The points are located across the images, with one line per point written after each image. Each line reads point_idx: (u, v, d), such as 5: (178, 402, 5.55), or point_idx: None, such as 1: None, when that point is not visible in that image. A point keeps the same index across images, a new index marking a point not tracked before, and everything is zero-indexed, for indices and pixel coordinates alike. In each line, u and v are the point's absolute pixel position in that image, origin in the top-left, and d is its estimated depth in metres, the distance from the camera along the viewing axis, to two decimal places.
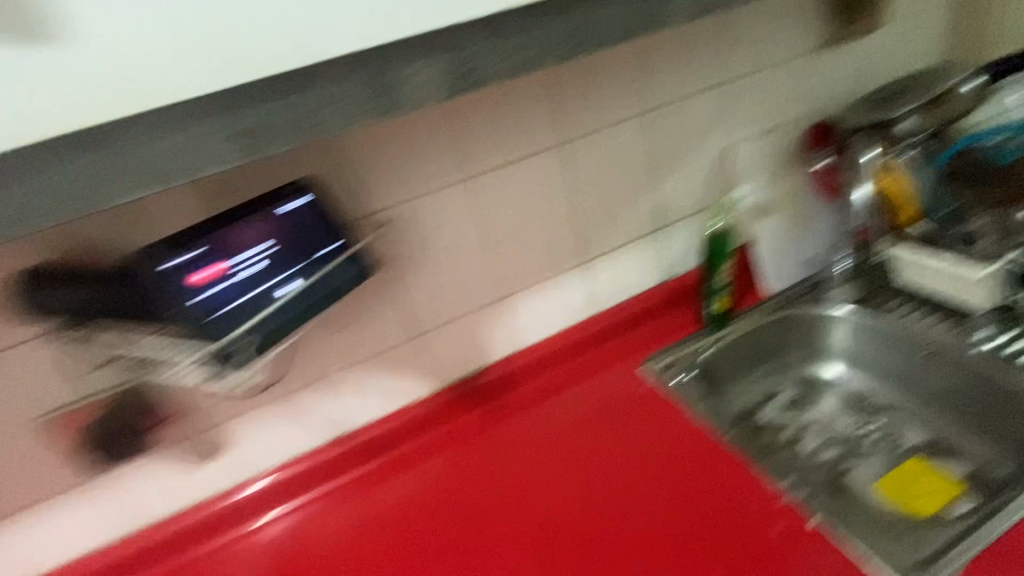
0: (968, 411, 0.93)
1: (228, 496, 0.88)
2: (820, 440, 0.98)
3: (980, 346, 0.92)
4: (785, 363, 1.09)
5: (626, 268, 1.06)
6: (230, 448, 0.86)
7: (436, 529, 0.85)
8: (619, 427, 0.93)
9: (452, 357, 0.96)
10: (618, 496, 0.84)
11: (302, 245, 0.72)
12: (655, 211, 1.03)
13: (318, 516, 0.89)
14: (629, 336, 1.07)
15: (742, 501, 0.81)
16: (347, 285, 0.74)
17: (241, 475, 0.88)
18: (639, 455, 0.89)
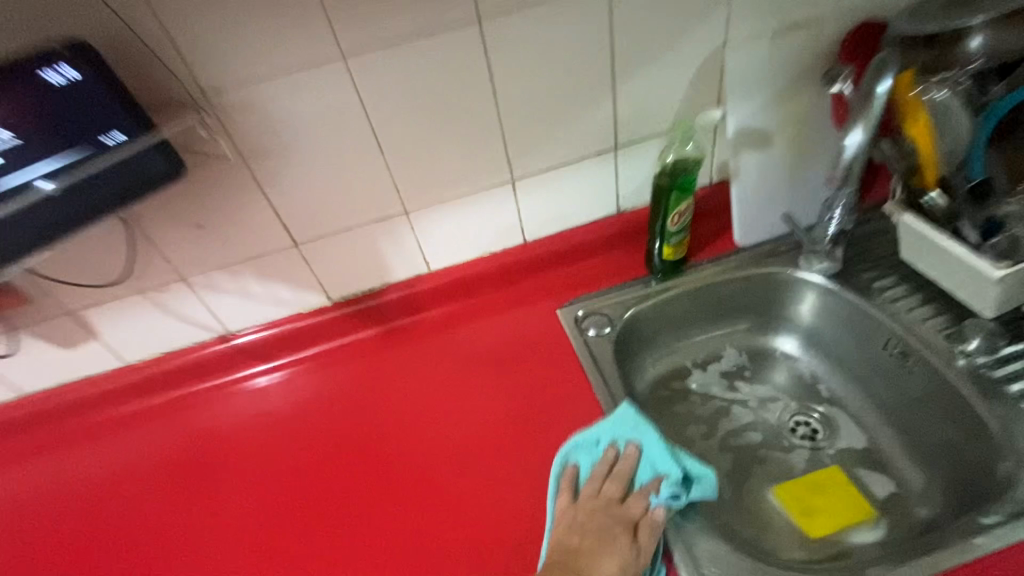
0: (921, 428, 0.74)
1: (110, 377, 0.89)
2: (743, 422, 0.86)
3: (967, 357, 0.70)
4: (737, 328, 0.94)
5: (569, 190, 0.90)
6: (98, 334, 0.85)
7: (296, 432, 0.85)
8: (506, 373, 0.86)
9: (352, 265, 0.88)
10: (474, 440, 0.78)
11: (84, 134, 0.55)
12: (611, 123, 0.83)
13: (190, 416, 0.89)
14: (562, 269, 0.96)
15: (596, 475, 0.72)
16: (148, 182, 0.59)
17: (121, 360, 0.89)
18: (515, 390, 0.84)
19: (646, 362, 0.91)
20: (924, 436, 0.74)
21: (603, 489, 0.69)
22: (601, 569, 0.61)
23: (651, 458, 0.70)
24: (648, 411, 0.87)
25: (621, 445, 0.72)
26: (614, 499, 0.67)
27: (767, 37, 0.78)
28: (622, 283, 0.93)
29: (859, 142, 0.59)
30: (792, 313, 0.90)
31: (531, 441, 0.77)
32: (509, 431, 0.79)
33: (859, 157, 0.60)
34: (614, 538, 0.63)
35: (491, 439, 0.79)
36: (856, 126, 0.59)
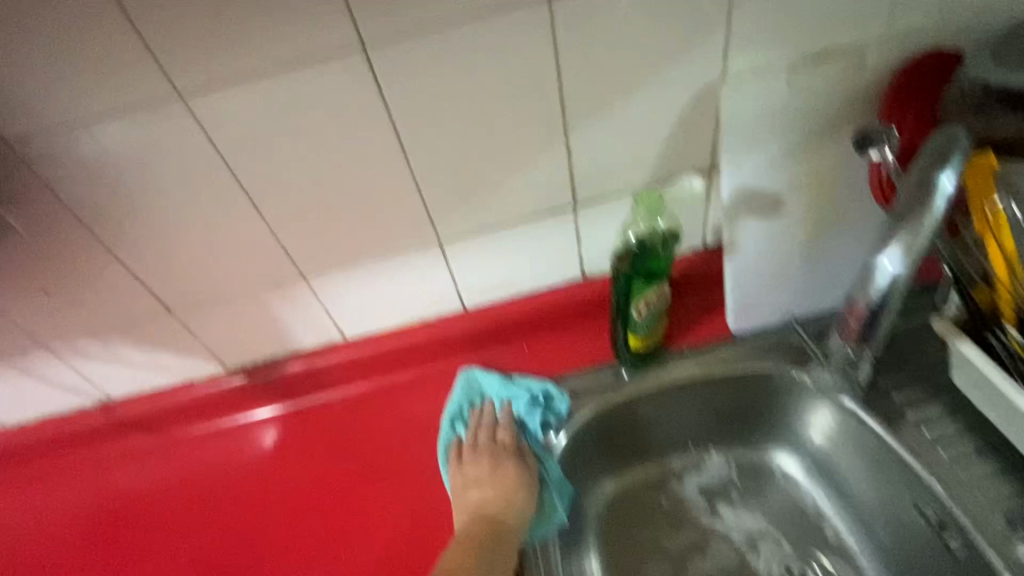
0: None
1: None
2: (721, 568, 0.68)
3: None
4: (725, 435, 0.73)
5: (519, 253, 0.71)
6: None
7: (175, 533, 0.71)
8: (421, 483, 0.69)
9: (247, 330, 0.72)
10: None
11: None
12: (563, 177, 0.64)
13: (66, 495, 0.77)
14: (509, 346, 0.77)
15: None
16: None
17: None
18: (428, 507, 0.68)
19: (603, 475, 0.72)
20: None
21: (479, 434, 0.68)
22: (512, 496, 0.63)
23: (495, 391, 0.72)
24: (600, 542, 0.69)
25: (475, 401, 0.72)
26: (487, 439, 0.67)
27: (781, 74, 0.57)
28: (580, 369, 0.74)
29: (891, 271, 0.46)
30: (800, 427, 0.68)
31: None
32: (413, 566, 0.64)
33: (892, 287, 0.47)
34: (504, 463, 0.65)
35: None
36: (892, 250, 0.45)
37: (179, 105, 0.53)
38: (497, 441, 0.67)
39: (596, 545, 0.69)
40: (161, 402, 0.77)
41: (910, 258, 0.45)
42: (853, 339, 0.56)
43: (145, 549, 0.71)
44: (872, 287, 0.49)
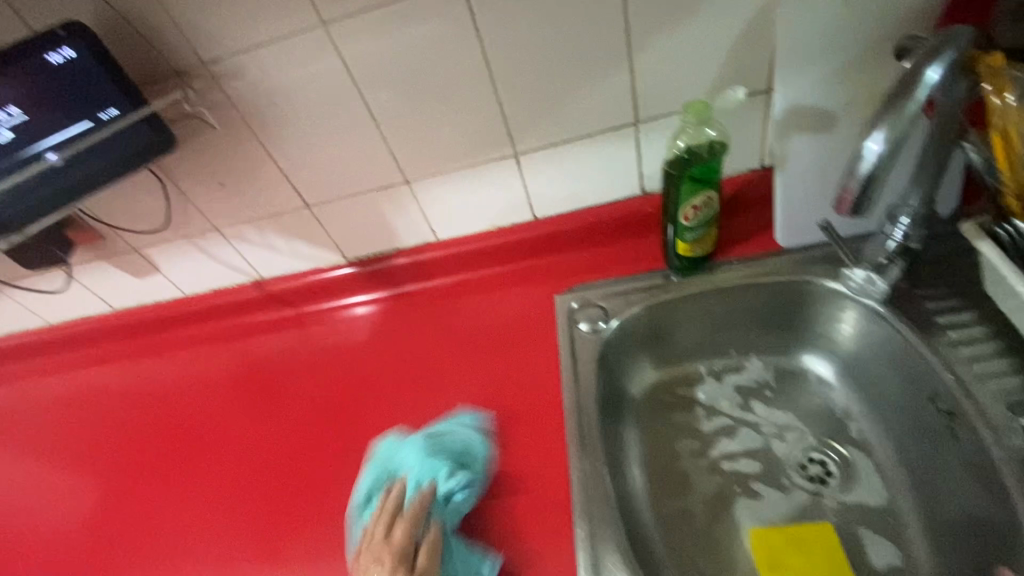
0: (948, 503, 0.63)
1: (170, 304, 1.04)
2: (745, 447, 0.76)
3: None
4: (764, 340, 0.80)
5: (583, 167, 0.81)
6: (158, 269, 0.99)
7: (304, 380, 0.93)
8: (490, 355, 0.84)
9: (361, 227, 0.90)
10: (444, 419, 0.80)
11: (88, 97, 0.65)
12: (625, 96, 0.73)
13: (228, 349, 1.02)
14: (573, 253, 0.89)
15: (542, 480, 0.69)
16: (143, 151, 0.71)
17: (176, 291, 1.02)
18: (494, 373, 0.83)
19: (645, 364, 0.83)
20: (946, 506, 0.63)
21: (376, 529, 0.64)
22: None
23: (407, 457, 0.71)
24: (637, 420, 0.80)
25: (391, 476, 0.72)
26: (382, 539, 0.63)
27: None
28: (632, 274, 0.84)
29: (874, 150, 0.45)
30: (832, 333, 0.75)
31: (489, 428, 0.76)
32: (476, 410, 0.79)
33: (877, 169, 0.46)
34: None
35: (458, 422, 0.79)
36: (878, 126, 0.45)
37: (320, 31, 0.68)
38: (393, 538, 0.63)
39: (633, 419, 0.80)
40: (295, 283, 0.98)
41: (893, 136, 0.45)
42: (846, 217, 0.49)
43: (282, 389, 0.94)
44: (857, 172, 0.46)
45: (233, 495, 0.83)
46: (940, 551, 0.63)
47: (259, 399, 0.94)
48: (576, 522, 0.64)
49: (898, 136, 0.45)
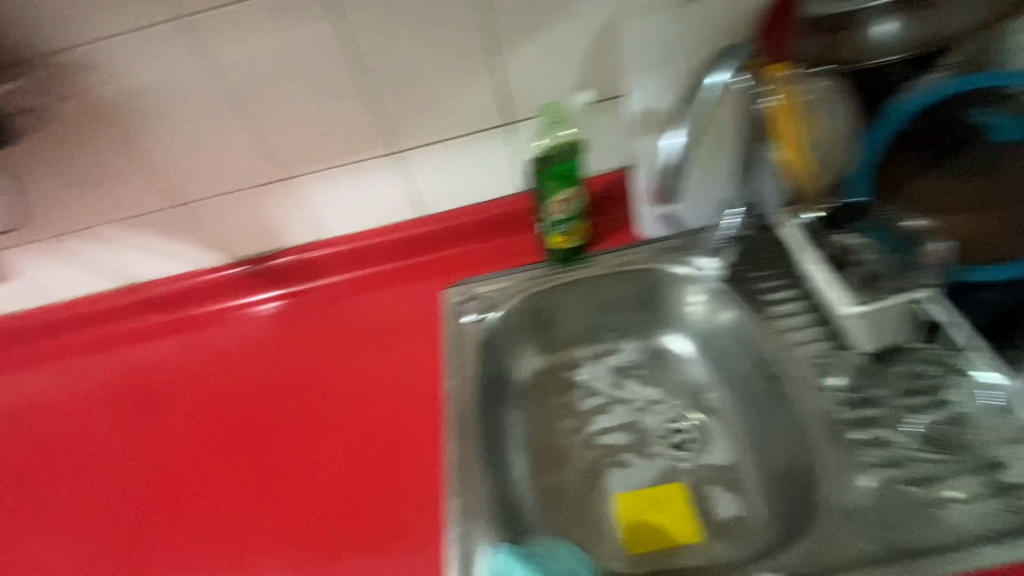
0: (776, 456, 0.72)
1: (28, 314, 0.95)
2: (619, 422, 0.83)
3: (828, 397, 0.62)
4: (634, 323, 0.89)
5: (462, 165, 0.84)
6: (13, 274, 0.90)
7: (171, 390, 0.87)
8: (375, 350, 0.85)
9: (242, 224, 0.88)
10: (322, 417, 0.78)
11: None
12: (495, 95, 0.77)
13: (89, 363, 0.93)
14: (459, 249, 0.92)
15: (419, 466, 0.70)
16: None
17: (35, 299, 0.94)
18: (375, 367, 0.83)
19: (529, 351, 0.88)
20: (777, 460, 0.71)
21: None
22: None
23: None
24: (522, 402, 0.85)
25: None
26: None
27: (667, 7, 0.69)
28: (514, 266, 0.88)
29: (671, 142, 0.62)
30: (687, 314, 0.84)
31: (374, 419, 0.76)
32: (361, 404, 0.79)
33: (674, 157, 0.62)
34: None
35: (338, 419, 0.78)
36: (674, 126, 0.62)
37: (180, 20, 0.68)
38: None
39: (516, 403, 0.84)
40: (170, 286, 0.93)
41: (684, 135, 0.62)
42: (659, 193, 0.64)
43: (146, 401, 0.87)
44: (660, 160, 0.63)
45: (80, 521, 0.75)
46: (773, 500, 0.70)
47: (117, 413, 0.86)
48: (448, 497, 0.65)
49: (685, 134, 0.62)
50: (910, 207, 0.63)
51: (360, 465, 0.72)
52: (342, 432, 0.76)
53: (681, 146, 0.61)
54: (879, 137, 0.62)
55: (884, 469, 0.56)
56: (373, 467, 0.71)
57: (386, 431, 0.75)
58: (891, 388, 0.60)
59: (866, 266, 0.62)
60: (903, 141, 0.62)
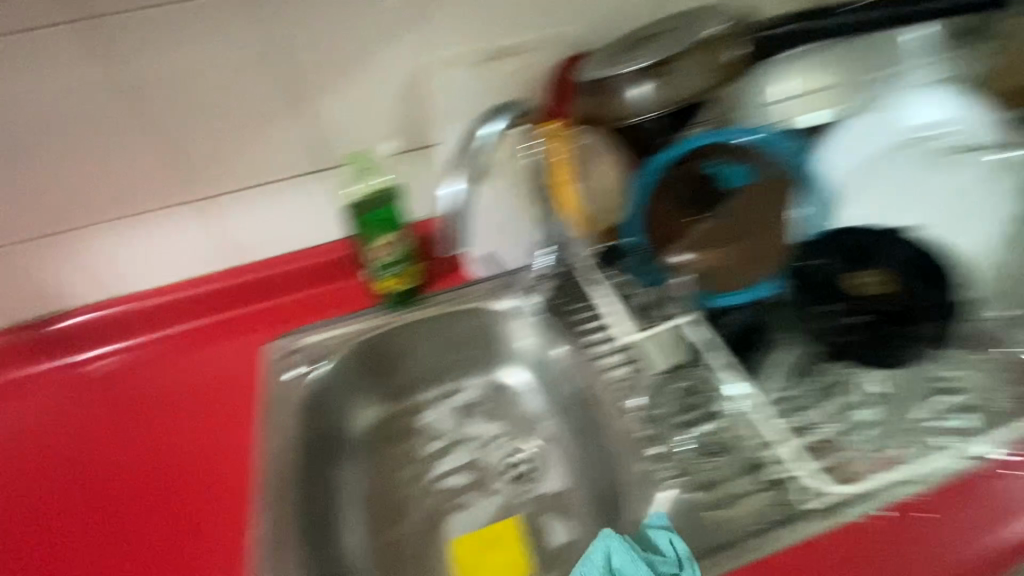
0: (596, 479, 0.75)
1: None
2: (459, 463, 0.83)
3: (631, 419, 0.67)
4: (472, 361, 0.90)
5: (280, 211, 0.81)
6: None
7: None
8: (176, 418, 0.76)
9: (18, 283, 0.77)
10: (102, 504, 0.68)
11: None
12: (306, 141, 0.75)
13: None
14: (287, 297, 0.87)
15: (210, 548, 0.63)
16: None
17: None
18: (173, 438, 0.74)
19: (364, 403, 0.86)
20: (597, 481, 0.75)
21: None
22: None
23: None
24: (358, 456, 0.82)
25: None
26: None
27: (470, 60, 0.73)
28: (344, 313, 0.85)
29: None
30: (519, 348, 0.87)
31: (165, 499, 0.68)
32: (152, 483, 0.69)
33: None
34: None
35: (121, 504, 0.68)
36: None
37: None
38: None
39: (353, 458, 0.82)
40: None
41: None
42: None
43: None
44: None
45: None
46: (595, 520, 0.74)
47: None
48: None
49: None
50: (672, 244, 0.70)
51: (139, 556, 0.63)
52: (124, 519, 0.66)
53: None
54: (644, 187, 0.67)
55: (679, 481, 0.59)
56: (155, 558, 0.62)
57: (177, 511, 0.66)
58: (681, 407, 0.64)
59: (635, 297, 0.72)
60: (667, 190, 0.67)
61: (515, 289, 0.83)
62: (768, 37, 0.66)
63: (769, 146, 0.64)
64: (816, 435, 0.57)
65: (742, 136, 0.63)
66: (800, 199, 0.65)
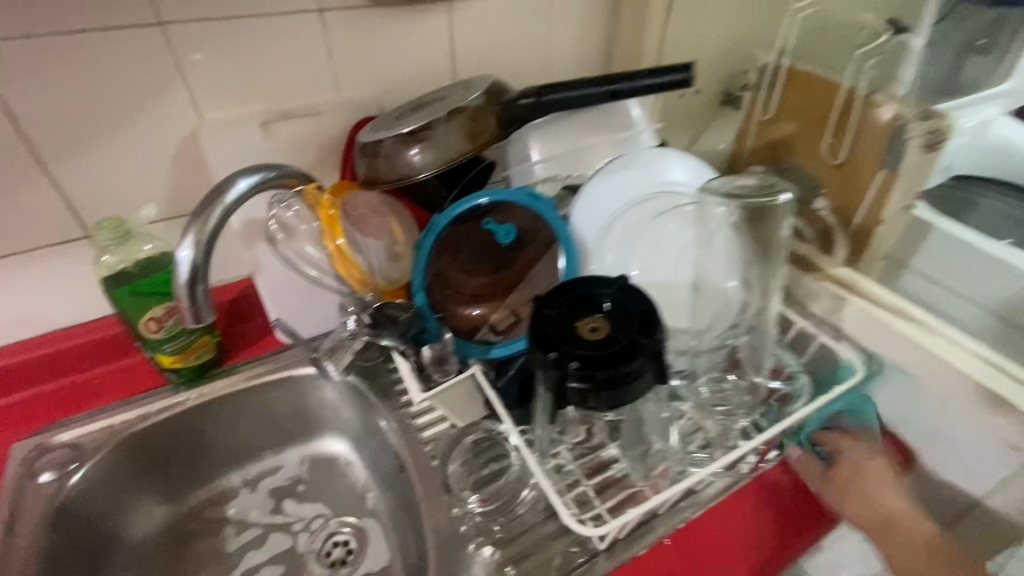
0: (410, 553, 0.71)
1: None
2: (271, 554, 0.75)
3: (439, 480, 0.65)
4: (288, 434, 0.83)
5: (32, 289, 0.71)
6: None
7: None
8: None
9: None
10: None
11: None
12: (63, 210, 0.68)
13: None
14: (51, 386, 0.76)
15: None
16: None
17: None
18: None
19: (151, 503, 0.75)
20: (411, 554, 0.71)
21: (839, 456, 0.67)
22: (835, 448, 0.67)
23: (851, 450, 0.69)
24: (142, 567, 0.71)
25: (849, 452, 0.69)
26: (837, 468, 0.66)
27: (255, 123, 0.71)
28: (123, 399, 0.75)
29: (187, 256, 0.50)
30: (337, 415, 0.82)
31: None
32: None
33: (195, 275, 0.50)
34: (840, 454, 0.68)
35: None
36: (185, 235, 0.50)
37: None
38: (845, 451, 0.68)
39: (132, 570, 0.70)
40: None
41: (203, 245, 0.51)
42: (190, 318, 0.52)
43: None
44: (180, 280, 0.50)
45: None
46: None
47: None
48: None
49: (202, 243, 0.50)
50: (453, 300, 0.67)
51: None
52: None
53: (196, 257, 0.50)
54: (427, 247, 0.65)
55: (480, 542, 0.60)
56: None
57: None
58: (485, 465, 0.65)
59: (416, 357, 0.64)
60: (451, 249, 0.67)
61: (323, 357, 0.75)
62: (553, 97, 0.61)
63: (535, 204, 0.64)
64: (603, 475, 0.58)
65: (508, 197, 0.64)
66: (567, 250, 0.63)
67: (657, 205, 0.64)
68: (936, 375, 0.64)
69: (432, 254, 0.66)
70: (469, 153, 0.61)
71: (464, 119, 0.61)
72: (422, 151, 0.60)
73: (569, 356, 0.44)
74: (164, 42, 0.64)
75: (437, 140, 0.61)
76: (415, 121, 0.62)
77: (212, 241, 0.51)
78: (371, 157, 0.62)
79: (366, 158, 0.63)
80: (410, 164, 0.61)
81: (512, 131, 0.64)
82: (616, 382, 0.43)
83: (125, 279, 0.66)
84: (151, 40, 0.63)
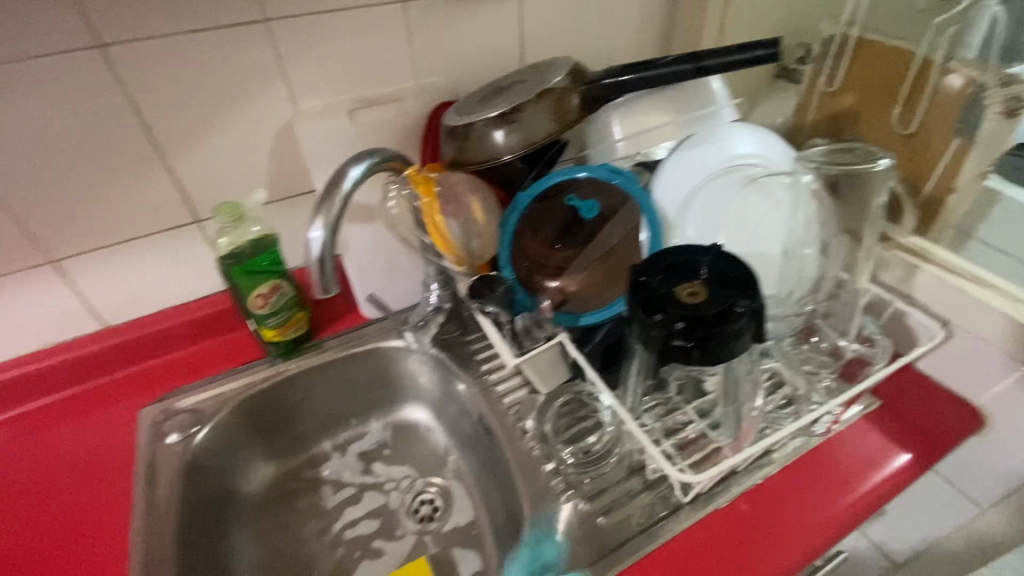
0: (497, 508, 0.76)
1: None
2: (367, 509, 0.82)
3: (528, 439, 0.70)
4: (374, 402, 0.89)
5: (151, 270, 0.79)
6: None
7: None
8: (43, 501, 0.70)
9: None
10: None
11: None
12: (177, 198, 0.75)
13: None
14: (167, 358, 0.84)
15: None
16: None
17: None
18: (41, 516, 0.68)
19: (259, 462, 0.82)
20: (496, 510, 0.77)
21: None
22: None
23: None
24: (255, 519, 0.79)
25: None
26: None
27: (344, 112, 0.75)
28: (231, 369, 0.82)
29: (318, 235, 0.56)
30: (420, 384, 0.88)
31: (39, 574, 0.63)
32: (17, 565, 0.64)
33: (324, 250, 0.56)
34: None
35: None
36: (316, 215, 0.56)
37: None
38: None
39: (246, 520, 0.78)
40: None
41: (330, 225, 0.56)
42: (319, 290, 0.58)
43: None
44: (312, 255, 0.57)
45: None
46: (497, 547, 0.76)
47: None
48: None
49: (331, 222, 0.56)
50: (539, 273, 0.72)
51: None
52: None
53: (327, 235, 0.56)
54: (512, 223, 0.70)
55: (569, 494, 0.65)
56: None
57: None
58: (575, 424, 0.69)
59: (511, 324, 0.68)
60: (536, 226, 0.72)
61: (409, 327, 0.84)
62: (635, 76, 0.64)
63: (614, 178, 0.68)
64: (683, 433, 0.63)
65: (589, 173, 0.69)
66: (651, 222, 0.67)
67: (745, 174, 0.66)
68: (1013, 340, 0.65)
69: (517, 230, 0.71)
70: (556, 133, 0.65)
71: (551, 101, 0.64)
72: (510, 133, 0.64)
73: (673, 317, 0.47)
74: (267, 39, 0.69)
75: (525, 121, 0.64)
76: (502, 104, 0.65)
77: (338, 220, 0.57)
78: (461, 141, 0.66)
79: (455, 142, 0.67)
80: (499, 146, 0.65)
81: (592, 111, 0.67)
82: (718, 340, 0.46)
83: (237, 258, 0.73)
84: (255, 37, 0.68)
